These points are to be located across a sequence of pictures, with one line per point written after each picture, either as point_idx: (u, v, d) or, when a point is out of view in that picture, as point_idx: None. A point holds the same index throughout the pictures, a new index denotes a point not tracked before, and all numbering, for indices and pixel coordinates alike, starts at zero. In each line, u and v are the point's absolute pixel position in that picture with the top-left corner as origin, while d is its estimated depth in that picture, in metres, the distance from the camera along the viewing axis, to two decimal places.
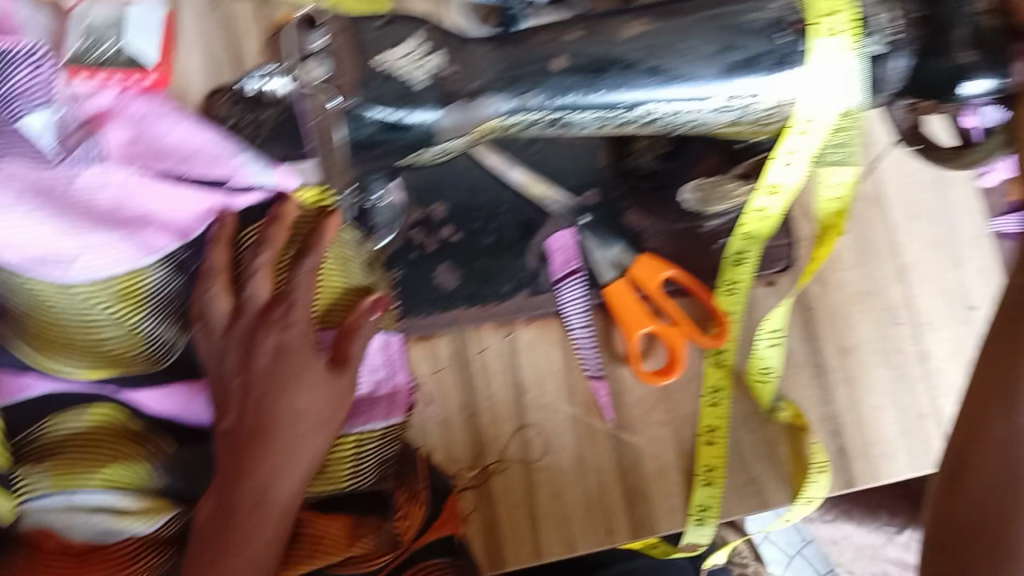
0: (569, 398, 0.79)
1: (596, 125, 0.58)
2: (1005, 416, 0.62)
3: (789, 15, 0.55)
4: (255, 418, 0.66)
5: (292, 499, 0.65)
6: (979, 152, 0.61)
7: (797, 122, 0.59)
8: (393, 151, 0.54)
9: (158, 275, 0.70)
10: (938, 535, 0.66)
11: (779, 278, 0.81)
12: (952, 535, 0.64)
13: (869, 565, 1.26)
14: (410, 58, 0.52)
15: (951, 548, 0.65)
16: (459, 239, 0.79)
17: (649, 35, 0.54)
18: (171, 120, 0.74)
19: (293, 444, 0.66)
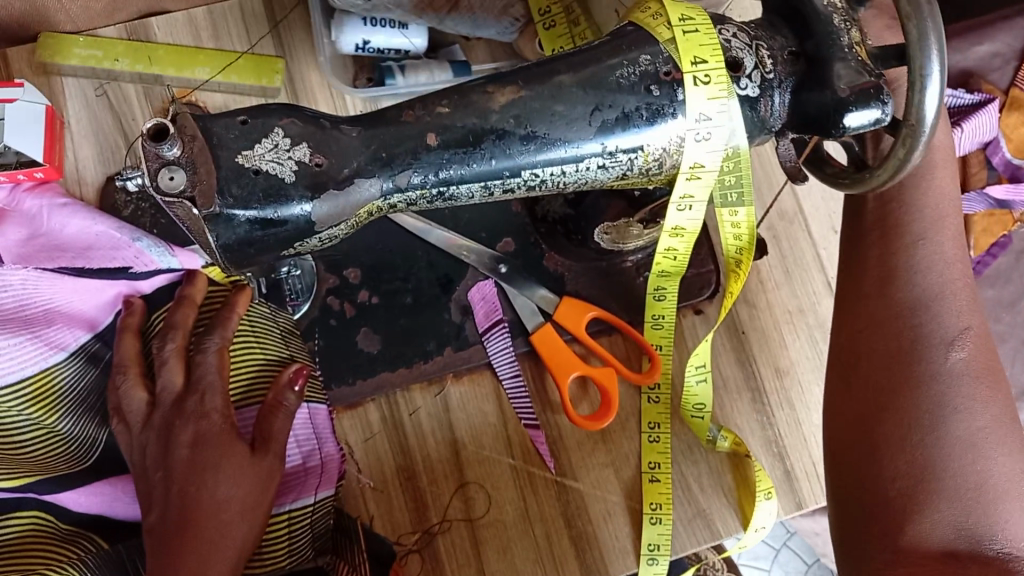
0: (508, 449, 0.77)
1: (482, 194, 0.57)
2: (861, 334, 0.69)
3: (660, 67, 0.55)
4: (179, 511, 0.63)
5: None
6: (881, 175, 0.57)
7: (685, 170, 0.58)
8: (272, 247, 0.53)
9: (70, 369, 0.73)
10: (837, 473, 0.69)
11: (708, 306, 0.82)
12: (843, 462, 0.68)
13: None
14: (274, 153, 0.51)
15: (848, 477, 0.68)
16: (376, 301, 0.77)
17: (520, 101, 0.54)
18: (67, 212, 0.74)
19: (220, 532, 0.63)
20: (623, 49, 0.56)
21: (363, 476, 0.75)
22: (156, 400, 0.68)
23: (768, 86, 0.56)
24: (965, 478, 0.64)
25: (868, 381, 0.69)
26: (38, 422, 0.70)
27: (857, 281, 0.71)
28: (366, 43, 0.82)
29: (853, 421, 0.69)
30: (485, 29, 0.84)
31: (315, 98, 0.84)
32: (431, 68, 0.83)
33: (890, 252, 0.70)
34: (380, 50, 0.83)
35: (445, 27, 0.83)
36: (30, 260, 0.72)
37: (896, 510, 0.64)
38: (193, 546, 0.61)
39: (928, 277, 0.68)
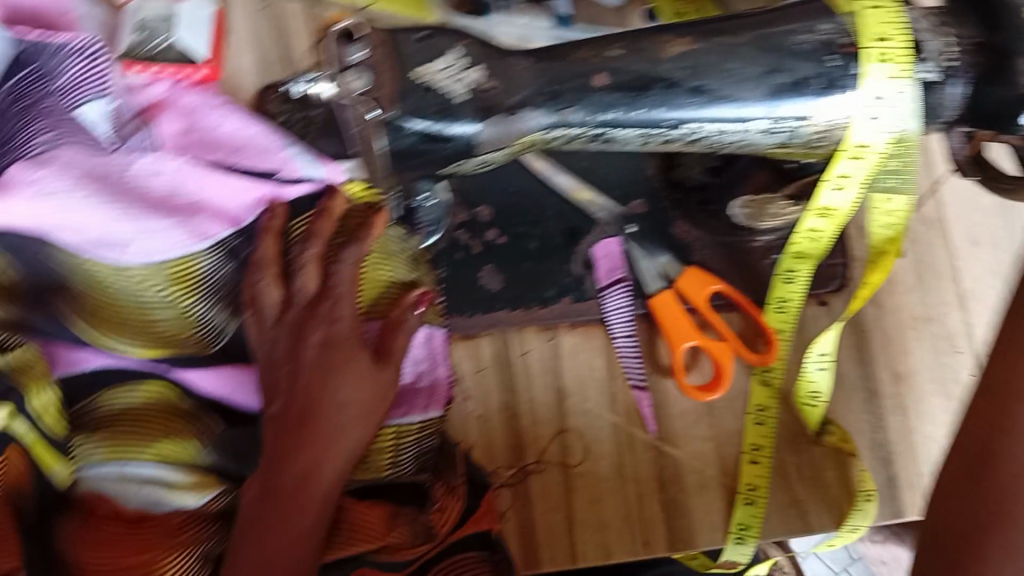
0: (611, 406, 0.78)
1: (638, 142, 0.57)
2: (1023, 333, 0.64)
3: (840, 38, 0.54)
4: (302, 406, 0.66)
5: (335, 485, 0.66)
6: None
7: (849, 147, 0.57)
8: (431, 164, 0.54)
9: (210, 259, 0.73)
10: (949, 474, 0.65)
11: (833, 298, 0.80)
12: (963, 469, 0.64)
13: None
14: (448, 73, 0.52)
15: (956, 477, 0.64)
16: (504, 242, 0.79)
17: (693, 53, 0.54)
18: (220, 113, 0.77)
19: (334, 432, 0.67)
20: (804, 15, 0.55)
21: (469, 404, 0.78)
22: (291, 299, 0.69)
23: (950, 73, 0.55)
24: None
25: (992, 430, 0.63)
26: (175, 305, 0.73)
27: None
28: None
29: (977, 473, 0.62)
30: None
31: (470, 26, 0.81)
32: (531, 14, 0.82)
33: None
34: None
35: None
36: (185, 151, 0.75)
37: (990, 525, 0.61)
38: (311, 440, 0.66)
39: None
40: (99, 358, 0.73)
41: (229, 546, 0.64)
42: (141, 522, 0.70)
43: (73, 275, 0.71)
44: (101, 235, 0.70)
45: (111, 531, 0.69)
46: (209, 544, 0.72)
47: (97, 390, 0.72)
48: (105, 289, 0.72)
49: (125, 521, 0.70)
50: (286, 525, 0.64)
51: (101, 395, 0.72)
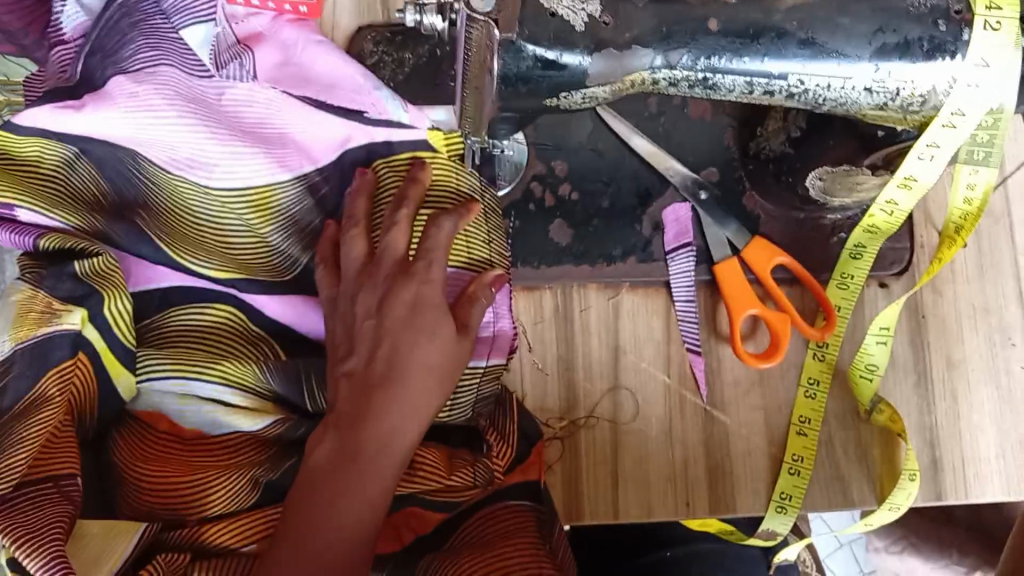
0: (665, 367, 0.79)
1: (741, 91, 0.58)
2: None
3: (952, 5, 0.55)
4: (385, 364, 0.68)
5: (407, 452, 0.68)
6: None
7: (943, 115, 0.58)
8: (541, 92, 0.55)
9: (291, 191, 0.76)
10: None
11: (893, 282, 0.81)
12: None
13: None
14: (572, 3, 0.53)
15: None
16: (576, 198, 0.80)
17: (807, 7, 0.55)
18: (320, 50, 0.78)
19: (414, 397, 0.68)
20: None
21: (531, 355, 0.79)
22: (375, 255, 0.73)
23: None
24: None
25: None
26: (252, 230, 0.76)
27: None
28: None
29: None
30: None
31: None
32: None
33: None
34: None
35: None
36: (279, 82, 0.76)
37: None
38: (391, 397, 0.67)
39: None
40: (173, 276, 0.75)
41: (293, 495, 0.65)
42: (197, 439, 0.72)
43: (159, 188, 0.75)
44: (189, 155, 0.74)
45: (167, 445, 0.71)
46: (260, 471, 0.70)
47: (170, 304, 0.74)
48: (186, 206, 0.75)
49: (182, 437, 0.71)
50: (358, 484, 0.65)
51: (170, 313, 0.74)
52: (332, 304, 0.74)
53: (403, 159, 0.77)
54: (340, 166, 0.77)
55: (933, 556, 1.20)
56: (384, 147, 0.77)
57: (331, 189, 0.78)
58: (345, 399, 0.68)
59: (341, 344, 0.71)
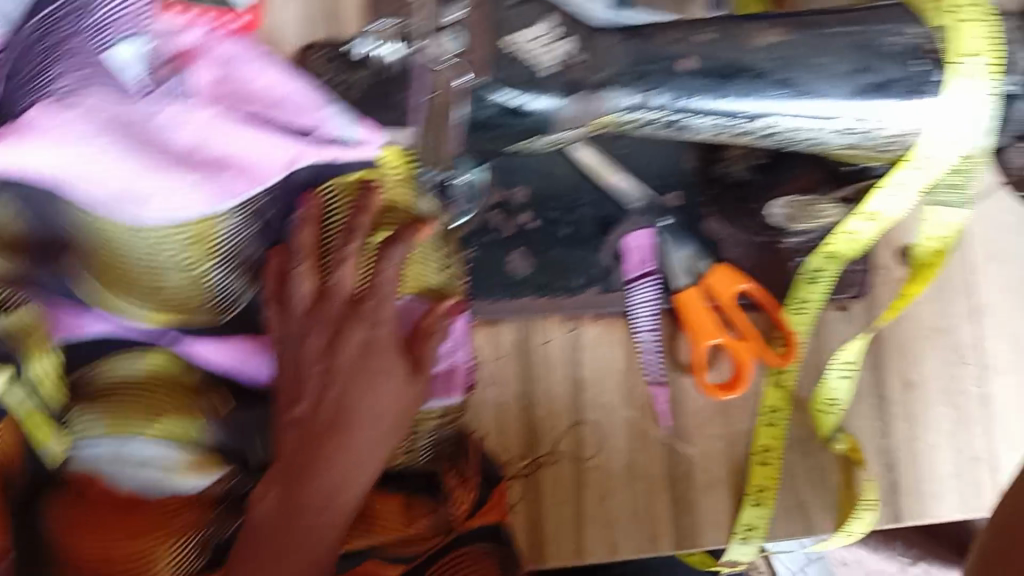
0: (627, 401, 0.77)
1: (711, 133, 0.56)
2: None
3: (927, 45, 0.53)
4: (331, 413, 0.64)
5: (357, 503, 0.64)
6: None
7: (915, 157, 0.58)
8: (506, 138, 0.52)
9: (230, 222, 0.68)
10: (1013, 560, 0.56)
11: (852, 305, 0.80)
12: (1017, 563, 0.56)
13: None
14: (540, 42, 0.50)
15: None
16: (535, 226, 0.77)
17: (785, 45, 0.52)
18: (261, 64, 0.70)
19: (365, 445, 0.65)
20: (893, 17, 0.54)
21: (492, 390, 0.75)
22: (326, 293, 0.66)
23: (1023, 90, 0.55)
24: None
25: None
26: (190, 268, 0.68)
27: None
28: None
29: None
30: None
31: None
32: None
33: None
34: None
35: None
36: (216, 102, 0.68)
37: None
38: (340, 447, 0.63)
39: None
40: (100, 324, 0.68)
41: (234, 561, 0.61)
42: (135, 507, 0.64)
43: (82, 229, 0.66)
44: (119, 191, 0.65)
45: (102, 517, 0.64)
46: (211, 532, 0.65)
47: (100, 356, 0.68)
48: (113, 246, 0.67)
49: (118, 505, 0.64)
50: (301, 544, 0.61)
51: (98, 365, 0.67)
52: (280, 347, 0.66)
53: (352, 180, 0.70)
54: (286, 188, 0.69)
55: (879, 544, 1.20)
56: (332, 167, 0.70)
57: (276, 214, 0.70)
58: (286, 450, 0.63)
59: (287, 390, 0.65)
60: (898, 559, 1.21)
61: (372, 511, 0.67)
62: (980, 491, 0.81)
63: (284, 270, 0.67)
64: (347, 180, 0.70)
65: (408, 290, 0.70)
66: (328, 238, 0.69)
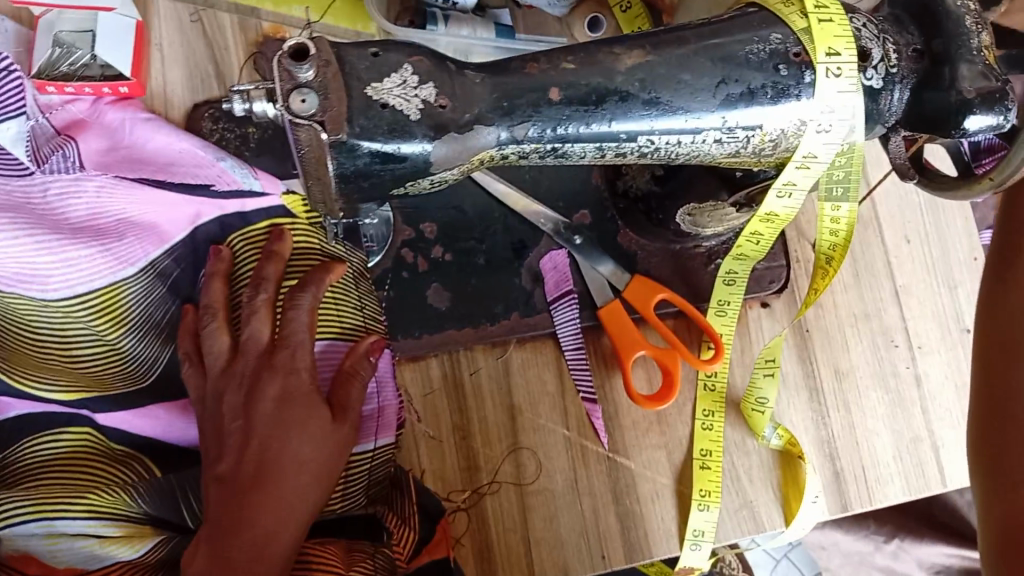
0: (563, 420, 0.77)
1: (593, 156, 0.57)
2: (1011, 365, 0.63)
3: (790, 47, 0.54)
4: (255, 466, 0.65)
5: (290, 553, 0.63)
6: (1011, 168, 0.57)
7: (795, 158, 0.58)
8: (384, 184, 0.52)
9: (136, 286, 0.71)
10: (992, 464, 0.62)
11: (774, 300, 0.82)
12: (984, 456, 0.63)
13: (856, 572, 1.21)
14: (404, 87, 0.50)
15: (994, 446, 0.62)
16: (449, 259, 0.77)
17: (647, 66, 0.53)
18: (151, 126, 0.74)
19: (293, 494, 0.65)
20: (753, 25, 0.55)
21: (421, 427, 0.75)
22: (239, 348, 0.68)
23: (889, 80, 0.57)
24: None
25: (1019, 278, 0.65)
26: (101, 337, 0.71)
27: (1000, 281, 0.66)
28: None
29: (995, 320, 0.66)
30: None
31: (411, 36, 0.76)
32: (474, 24, 0.77)
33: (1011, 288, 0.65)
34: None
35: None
36: (111, 168, 0.72)
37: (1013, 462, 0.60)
38: (265, 499, 0.64)
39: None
40: (19, 404, 0.68)
41: None
42: None
43: None
44: (21, 270, 0.68)
45: None
46: None
47: (25, 435, 0.67)
48: (24, 322, 0.69)
49: None
50: None
51: (23, 445, 0.67)
52: (201, 404, 0.69)
53: (258, 228, 0.74)
54: (194, 242, 0.74)
55: (853, 527, 1.20)
56: (237, 218, 0.74)
57: (182, 271, 0.74)
58: (214, 508, 0.64)
59: (210, 447, 0.67)
60: (872, 540, 1.20)
61: (309, 559, 0.65)
62: (924, 471, 0.81)
63: (197, 327, 0.71)
64: (254, 229, 0.74)
65: (326, 334, 0.73)
66: (239, 293, 0.72)
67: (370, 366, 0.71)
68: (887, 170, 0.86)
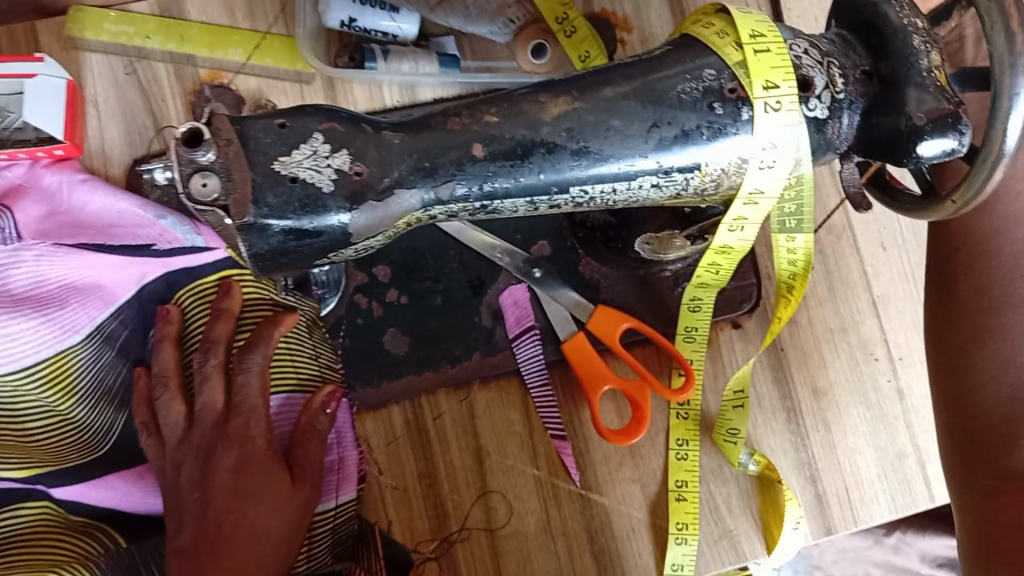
0: (532, 460, 0.75)
1: (526, 208, 0.54)
2: (983, 340, 0.63)
3: (725, 84, 0.51)
4: (213, 539, 0.64)
5: None
6: (977, 186, 0.53)
7: (742, 195, 0.55)
8: (305, 258, 0.50)
9: (84, 354, 0.70)
10: (965, 452, 0.63)
11: (746, 320, 0.79)
12: (966, 440, 0.63)
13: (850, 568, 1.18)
14: (314, 158, 0.48)
15: (967, 439, 0.63)
16: (405, 301, 0.75)
17: (574, 114, 0.51)
18: (88, 187, 0.71)
19: (254, 565, 0.64)
20: (686, 60, 0.52)
21: (383, 477, 0.73)
22: (195, 418, 0.69)
23: (837, 107, 0.53)
24: (997, 395, 0.61)
25: (952, 323, 0.65)
26: (53, 409, 0.69)
27: (964, 252, 0.64)
28: (352, 20, 0.74)
29: (940, 352, 0.66)
30: (477, 27, 0.75)
31: (355, 95, 0.76)
32: (416, 57, 0.74)
33: (979, 271, 0.63)
34: (366, 30, 0.75)
35: (433, 19, 0.74)
36: (50, 236, 0.70)
37: (995, 441, 0.61)
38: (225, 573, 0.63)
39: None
40: None
41: None
42: None
43: None
44: None
45: None
46: None
47: None
48: None
49: None
50: None
51: None
52: (161, 475, 0.69)
53: (208, 283, 0.73)
54: (140, 300, 0.72)
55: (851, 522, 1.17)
56: (184, 274, 0.73)
57: (131, 332, 0.73)
58: None
59: (171, 518, 0.67)
60: (872, 534, 1.17)
61: None
62: (910, 488, 0.78)
63: (150, 395, 0.71)
64: (204, 284, 0.73)
65: (284, 387, 0.74)
66: (190, 358, 0.72)
67: (327, 419, 0.70)
68: (839, 199, 0.81)
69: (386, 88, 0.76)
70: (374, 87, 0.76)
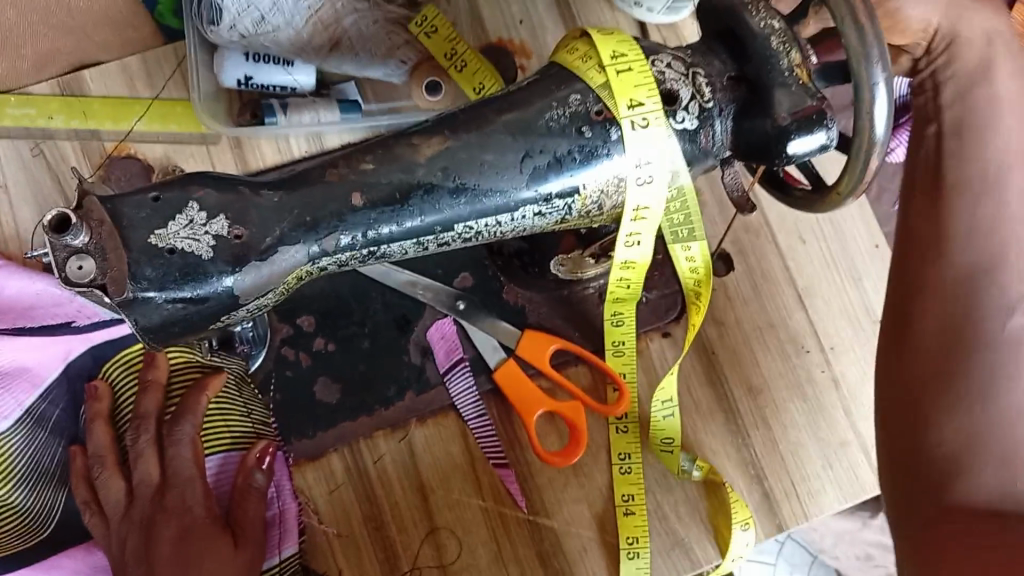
0: (477, 491, 0.75)
1: (416, 249, 0.55)
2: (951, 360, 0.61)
3: (590, 107, 0.52)
4: None
5: None
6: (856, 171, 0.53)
7: (628, 211, 0.56)
8: (197, 325, 0.51)
9: (16, 437, 0.69)
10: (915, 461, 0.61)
11: (674, 328, 0.80)
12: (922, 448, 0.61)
13: (851, 547, 1.15)
14: (190, 228, 0.48)
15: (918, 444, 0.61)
16: (334, 348, 0.75)
17: (448, 152, 0.52)
18: (3, 271, 0.71)
19: None
20: (552, 88, 0.53)
21: (326, 526, 0.73)
22: (135, 492, 0.71)
23: (707, 116, 0.53)
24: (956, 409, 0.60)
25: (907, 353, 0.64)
26: None
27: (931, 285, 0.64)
28: (249, 77, 0.76)
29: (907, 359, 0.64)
30: (372, 70, 0.78)
31: (261, 149, 0.76)
32: (315, 107, 0.76)
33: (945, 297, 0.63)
34: (265, 86, 0.77)
35: (328, 67, 0.77)
36: None
37: (943, 462, 0.59)
38: None
39: (988, 243, 0.64)
40: None
41: None
42: None
43: None
44: None
45: None
46: None
47: None
48: None
49: None
50: None
51: None
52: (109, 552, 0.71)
53: (135, 350, 0.74)
54: (68, 378, 0.73)
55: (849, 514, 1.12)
56: (110, 345, 0.74)
57: (63, 412, 0.73)
58: None
59: None
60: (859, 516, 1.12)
61: None
62: (857, 477, 0.78)
63: (88, 473, 0.72)
64: (130, 352, 0.74)
65: (219, 447, 0.74)
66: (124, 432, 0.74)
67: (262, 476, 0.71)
68: (733, 214, 0.82)
69: (292, 139, 0.77)
70: (279, 138, 0.76)
